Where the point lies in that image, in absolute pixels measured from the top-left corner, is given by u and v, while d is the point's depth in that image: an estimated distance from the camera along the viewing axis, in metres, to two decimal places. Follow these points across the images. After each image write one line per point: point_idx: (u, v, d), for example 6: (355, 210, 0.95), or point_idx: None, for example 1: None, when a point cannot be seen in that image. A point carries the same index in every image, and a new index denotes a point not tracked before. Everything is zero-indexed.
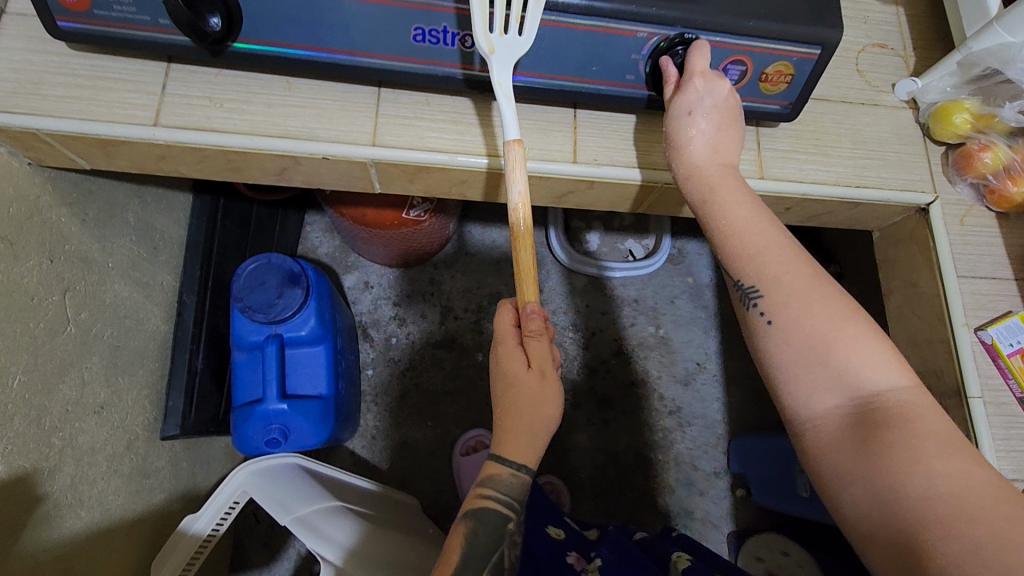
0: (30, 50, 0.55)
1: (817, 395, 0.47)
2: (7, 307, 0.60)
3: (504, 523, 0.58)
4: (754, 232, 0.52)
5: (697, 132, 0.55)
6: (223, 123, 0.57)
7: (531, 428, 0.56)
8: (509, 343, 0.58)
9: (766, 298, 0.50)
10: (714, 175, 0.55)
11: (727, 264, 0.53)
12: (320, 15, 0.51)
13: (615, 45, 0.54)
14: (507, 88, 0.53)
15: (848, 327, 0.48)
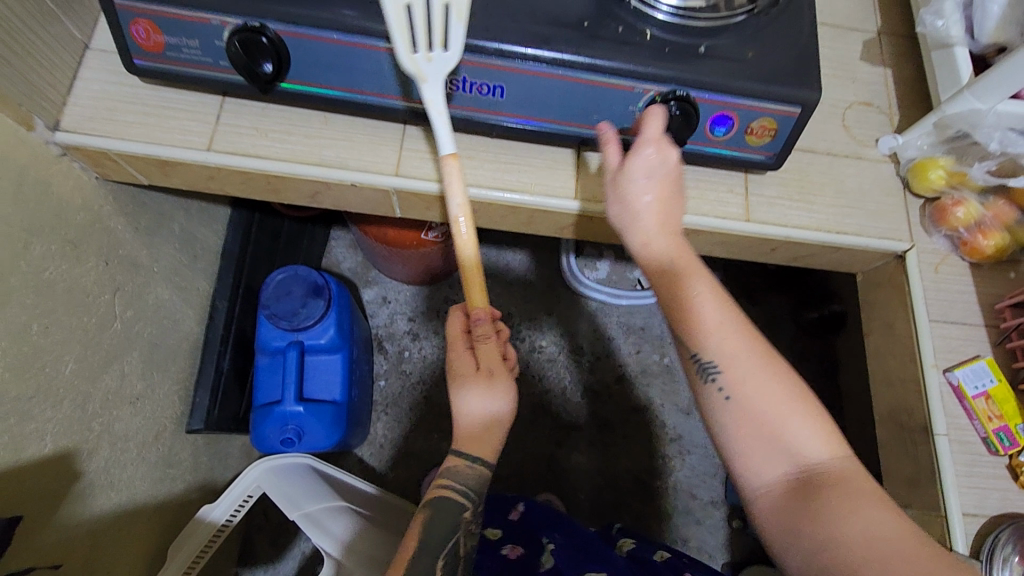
0: (108, 82, 0.64)
1: (768, 467, 0.51)
2: (69, 302, 0.68)
3: (461, 512, 0.63)
4: (709, 307, 0.55)
5: (646, 202, 0.57)
6: (266, 150, 0.65)
7: (488, 430, 0.62)
8: (459, 347, 0.64)
9: (723, 373, 0.53)
10: (666, 247, 0.57)
11: (683, 337, 0.55)
12: (357, 64, 0.59)
13: (613, 98, 0.61)
14: (440, 106, 0.58)
15: (795, 402, 0.52)
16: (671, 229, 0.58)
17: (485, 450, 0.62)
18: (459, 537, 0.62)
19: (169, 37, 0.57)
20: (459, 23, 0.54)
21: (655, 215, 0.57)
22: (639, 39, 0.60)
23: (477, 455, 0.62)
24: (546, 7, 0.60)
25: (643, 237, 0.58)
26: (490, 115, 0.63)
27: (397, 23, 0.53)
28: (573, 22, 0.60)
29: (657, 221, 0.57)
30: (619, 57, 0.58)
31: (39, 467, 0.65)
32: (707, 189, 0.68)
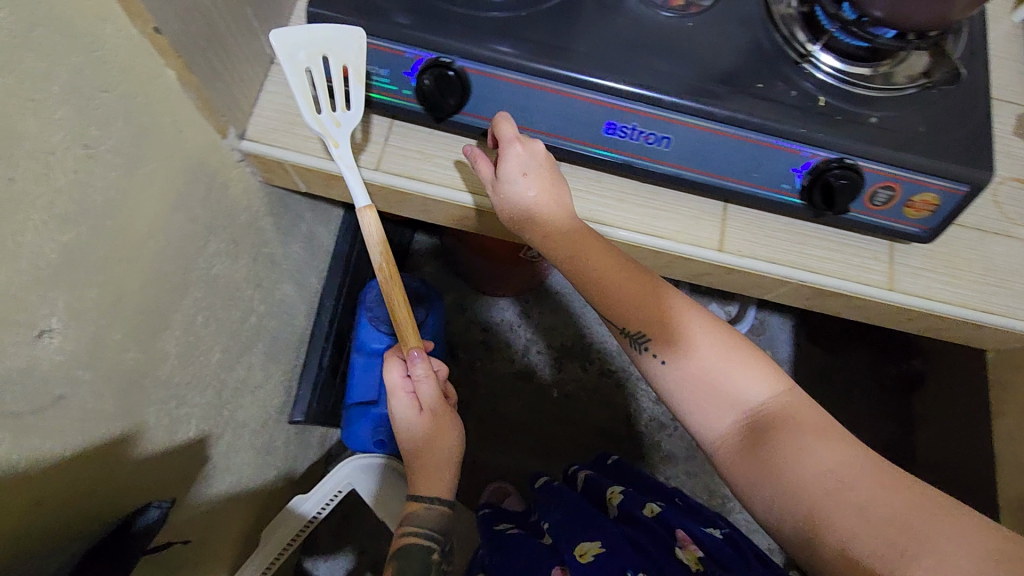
0: (290, 96, 0.68)
1: (713, 419, 0.58)
2: (225, 296, 0.73)
3: (430, 556, 0.64)
4: (627, 277, 0.61)
5: (534, 194, 0.61)
6: (429, 175, 0.68)
7: (439, 465, 0.65)
8: (400, 395, 0.66)
9: (653, 341, 0.60)
10: (574, 229, 0.62)
11: (612, 311, 0.62)
12: (533, 103, 0.62)
13: (778, 159, 0.61)
14: (348, 160, 0.62)
15: (724, 352, 0.58)
16: (558, 211, 0.62)
17: (440, 488, 0.66)
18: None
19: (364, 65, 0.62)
20: (359, 86, 0.60)
21: (546, 203, 0.62)
22: (811, 104, 0.61)
23: (435, 495, 0.65)
24: (721, 64, 0.61)
25: (536, 228, 0.62)
26: (650, 162, 0.65)
27: (300, 88, 0.58)
28: (747, 82, 0.61)
29: (551, 209, 0.62)
30: (792, 120, 0.59)
31: (183, 447, 0.69)
32: (852, 253, 0.68)
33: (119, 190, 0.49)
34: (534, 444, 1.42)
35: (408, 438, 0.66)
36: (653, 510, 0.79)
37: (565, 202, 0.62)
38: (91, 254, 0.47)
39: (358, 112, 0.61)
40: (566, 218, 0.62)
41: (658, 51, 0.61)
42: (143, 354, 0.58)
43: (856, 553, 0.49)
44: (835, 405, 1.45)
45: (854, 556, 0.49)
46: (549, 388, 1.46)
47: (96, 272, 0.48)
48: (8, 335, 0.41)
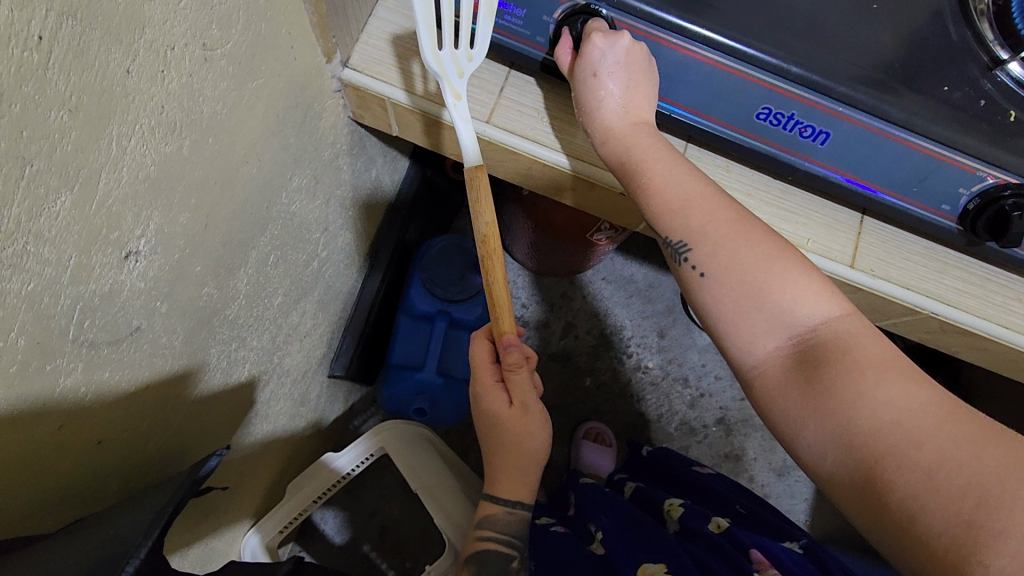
0: (402, 27, 0.61)
1: (754, 345, 0.51)
2: (297, 237, 0.67)
3: (508, 564, 0.65)
4: (679, 181, 0.55)
5: (614, 92, 0.55)
6: (544, 136, 0.62)
7: (524, 460, 0.63)
8: (488, 380, 0.60)
9: (696, 252, 0.53)
10: (641, 128, 0.57)
11: (657, 216, 0.55)
12: (680, 72, 0.55)
13: (948, 176, 0.54)
14: (462, 109, 0.55)
15: (776, 267, 0.51)
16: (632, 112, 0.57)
17: (522, 489, 0.65)
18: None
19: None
20: (488, 23, 0.53)
21: (621, 101, 0.56)
22: (999, 117, 0.53)
23: (514, 497, 0.65)
24: (905, 56, 0.53)
25: (603, 124, 0.57)
26: (797, 158, 0.58)
27: (428, 22, 0.49)
28: (932, 81, 0.53)
29: (625, 107, 0.56)
30: (976, 134, 0.52)
31: (233, 392, 0.64)
32: (994, 290, 0.62)
33: (226, 106, 0.43)
34: (561, 429, 1.37)
35: (495, 433, 0.62)
36: (720, 525, 0.72)
37: (645, 104, 0.56)
38: (188, 172, 0.41)
39: (482, 53, 0.54)
40: (643, 119, 0.57)
41: (835, 30, 0.53)
42: (216, 290, 0.52)
43: (926, 515, 0.41)
44: None
45: (922, 517, 0.41)
46: (583, 374, 1.40)
47: (190, 194, 0.42)
48: (99, 256, 0.36)
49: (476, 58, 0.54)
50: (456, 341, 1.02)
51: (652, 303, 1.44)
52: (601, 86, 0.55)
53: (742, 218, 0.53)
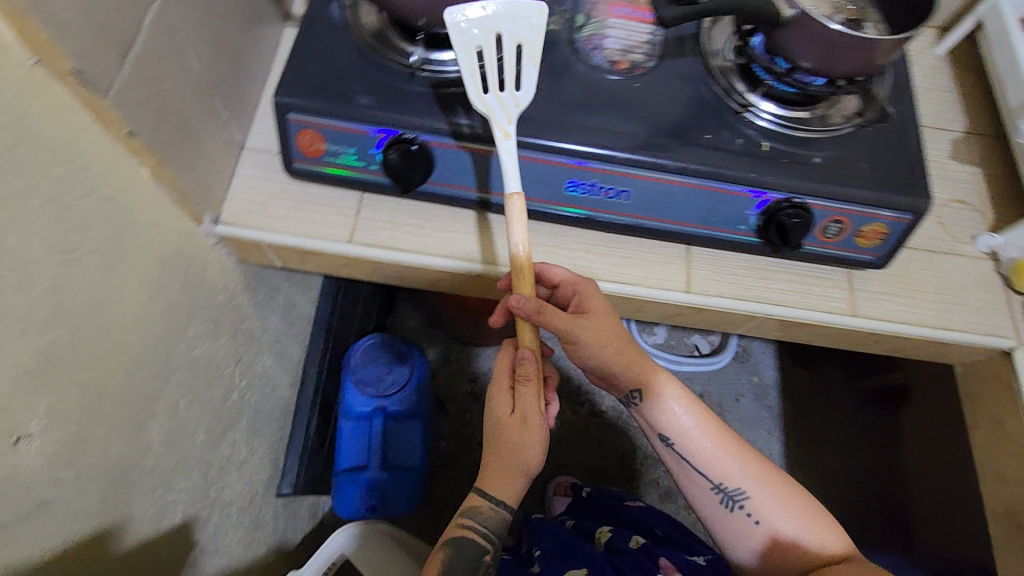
0: (263, 179, 0.70)
1: (785, 563, 0.65)
2: (207, 377, 0.73)
3: (479, 556, 0.67)
4: (725, 449, 0.67)
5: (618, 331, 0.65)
6: (401, 242, 0.70)
7: (511, 468, 0.64)
8: (504, 383, 0.66)
9: (750, 504, 0.66)
10: (676, 390, 0.68)
11: (706, 469, 0.67)
12: (497, 170, 0.65)
13: (733, 204, 0.65)
14: (508, 143, 0.60)
15: (789, 498, 0.66)
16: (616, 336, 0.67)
17: (501, 489, 0.65)
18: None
19: (330, 145, 0.64)
20: (532, 66, 0.61)
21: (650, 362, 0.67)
22: (757, 149, 0.65)
23: (498, 496, 0.65)
24: (671, 119, 0.65)
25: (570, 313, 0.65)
26: (613, 215, 0.68)
27: (468, 68, 0.59)
28: (696, 133, 0.65)
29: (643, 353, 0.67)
30: (742, 167, 0.63)
31: (169, 535, 0.68)
32: (815, 283, 0.71)
33: (99, 290, 0.51)
34: (530, 492, 1.40)
35: (494, 429, 0.65)
36: (640, 543, 0.80)
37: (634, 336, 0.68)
38: (70, 354, 0.48)
39: (527, 97, 0.60)
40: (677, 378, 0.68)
41: (609, 111, 0.65)
42: (127, 446, 0.58)
43: None
44: (833, 425, 1.42)
45: None
46: None
47: (77, 370, 0.49)
48: None
49: (522, 103, 0.60)
50: (396, 434, 1.10)
51: None
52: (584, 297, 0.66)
53: (769, 470, 0.67)
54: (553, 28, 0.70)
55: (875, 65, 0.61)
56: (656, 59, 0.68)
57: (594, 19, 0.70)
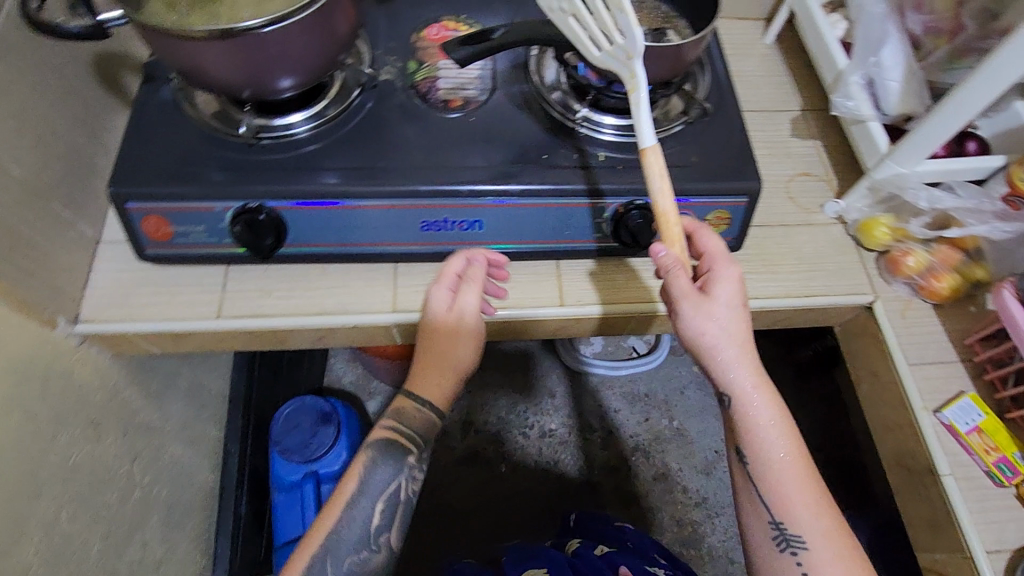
0: (123, 271, 0.70)
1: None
2: (95, 482, 0.70)
3: (403, 460, 0.66)
4: (806, 492, 0.58)
5: (737, 335, 0.58)
6: (272, 308, 0.69)
7: (442, 369, 0.66)
8: (441, 286, 0.66)
9: (807, 556, 0.57)
10: (775, 409, 0.59)
11: (778, 501, 0.58)
12: (350, 222, 0.66)
13: (583, 215, 0.68)
14: (642, 98, 0.58)
15: (850, 562, 0.57)
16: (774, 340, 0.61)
17: (433, 391, 0.66)
18: (398, 480, 0.65)
19: (178, 226, 0.64)
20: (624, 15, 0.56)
21: (761, 375, 0.59)
22: (594, 162, 0.68)
23: (426, 396, 0.66)
24: (509, 147, 0.68)
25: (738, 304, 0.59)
26: (474, 245, 0.70)
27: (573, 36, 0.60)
28: (536, 155, 0.67)
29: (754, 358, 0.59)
30: (583, 180, 0.66)
31: None
32: None
33: None
34: (491, 527, 1.37)
35: (430, 324, 0.66)
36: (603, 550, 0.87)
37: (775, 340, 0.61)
38: None
39: (638, 47, 0.56)
40: (780, 402, 0.59)
41: (449, 149, 0.67)
42: None
43: None
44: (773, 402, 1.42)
45: None
46: (495, 465, 1.43)
47: None
48: None
49: (635, 53, 0.57)
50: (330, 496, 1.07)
51: (530, 369, 1.53)
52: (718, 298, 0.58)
53: (842, 533, 0.58)
54: (387, 77, 0.72)
55: (681, 61, 0.64)
56: (488, 92, 0.71)
57: (425, 63, 0.73)
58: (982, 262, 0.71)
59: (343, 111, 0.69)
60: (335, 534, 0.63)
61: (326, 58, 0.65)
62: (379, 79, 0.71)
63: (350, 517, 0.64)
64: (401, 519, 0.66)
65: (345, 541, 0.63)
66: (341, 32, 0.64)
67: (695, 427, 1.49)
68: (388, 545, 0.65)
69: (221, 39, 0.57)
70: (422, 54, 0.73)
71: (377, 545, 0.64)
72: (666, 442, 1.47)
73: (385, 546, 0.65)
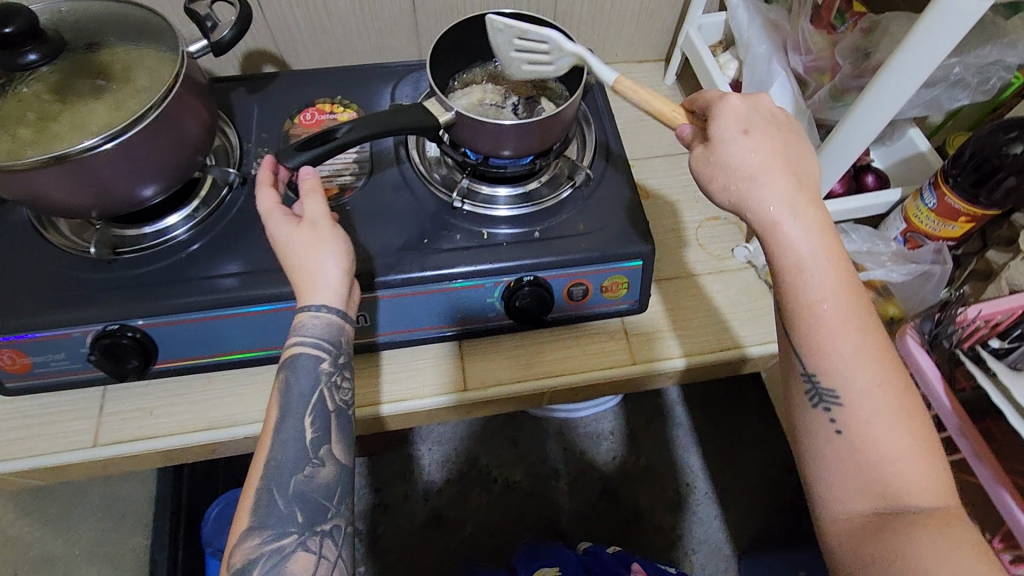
0: None
1: (854, 480, 0.45)
2: None
3: (316, 367, 0.54)
4: (860, 334, 0.46)
5: (758, 157, 0.49)
6: (154, 428, 0.64)
7: (311, 279, 0.53)
8: (277, 216, 0.54)
9: (844, 406, 0.46)
10: (822, 234, 0.48)
11: (821, 347, 0.47)
12: (224, 330, 0.62)
13: (473, 296, 0.65)
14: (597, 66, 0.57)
15: (908, 419, 0.45)
16: (811, 162, 0.51)
17: (332, 297, 0.54)
18: (320, 388, 0.53)
19: (35, 355, 0.60)
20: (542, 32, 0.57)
21: (800, 194, 0.49)
22: (478, 240, 0.65)
23: (322, 302, 0.54)
24: (390, 233, 0.65)
25: (744, 126, 0.50)
26: (366, 339, 0.67)
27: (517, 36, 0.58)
28: (417, 240, 0.64)
29: (790, 177, 0.49)
30: (466, 262, 0.63)
31: None
32: (592, 340, 0.71)
33: None
34: None
35: (288, 255, 0.54)
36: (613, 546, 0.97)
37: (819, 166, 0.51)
38: None
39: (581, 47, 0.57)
40: (830, 228, 0.48)
41: None
42: None
43: None
44: None
45: None
46: (460, 526, 1.34)
47: None
48: None
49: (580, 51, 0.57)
50: None
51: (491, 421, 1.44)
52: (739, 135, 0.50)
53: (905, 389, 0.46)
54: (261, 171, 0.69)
55: (550, 134, 0.61)
56: (364, 177, 0.69)
57: None
58: (893, 299, 0.67)
59: (210, 213, 0.66)
60: (272, 461, 0.51)
61: (183, 163, 0.61)
62: (250, 173, 0.69)
63: (283, 439, 0.52)
64: (340, 429, 0.54)
65: (283, 464, 0.51)
66: (194, 135, 0.61)
67: (664, 463, 1.41)
68: (334, 458, 0.53)
69: (55, 165, 0.53)
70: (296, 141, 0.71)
71: (320, 459, 0.52)
72: (637, 482, 1.39)
73: (330, 458, 0.53)
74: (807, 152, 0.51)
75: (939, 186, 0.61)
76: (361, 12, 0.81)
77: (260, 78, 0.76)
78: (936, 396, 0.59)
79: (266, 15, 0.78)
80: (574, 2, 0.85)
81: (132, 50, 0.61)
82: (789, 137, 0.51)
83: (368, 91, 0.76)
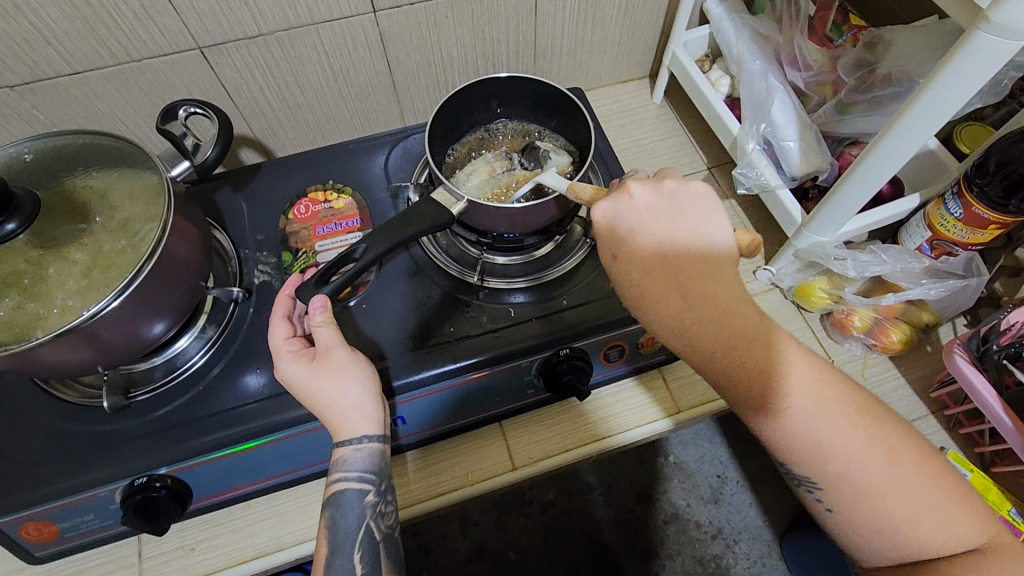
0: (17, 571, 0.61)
1: (866, 549, 0.45)
2: None
3: (362, 501, 0.50)
4: (820, 422, 0.44)
5: (650, 281, 0.45)
6: (199, 566, 0.61)
7: (343, 413, 0.49)
8: (286, 355, 0.50)
9: (829, 491, 0.45)
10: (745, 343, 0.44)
11: (784, 447, 0.45)
12: (258, 460, 0.60)
13: (507, 378, 0.62)
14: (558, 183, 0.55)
15: (899, 479, 0.43)
16: (706, 257, 0.45)
17: (370, 425, 0.50)
18: (368, 524, 0.50)
19: (62, 522, 0.57)
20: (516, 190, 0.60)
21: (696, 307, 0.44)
22: (504, 318, 0.62)
23: (362, 434, 0.50)
24: (412, 326, 0.62)
25: (612, 250, 0.46)
26: (405, 437, 0.64)
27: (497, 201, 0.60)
28: (440, 330, 0.62)
29: (677, 292, 0.44)
30: (502, 345, 0.60)
31: None
32: (633, 392, 0.70)
33: None
34: None
35: (310, 395, 0.49)
36: None
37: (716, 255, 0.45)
38: None
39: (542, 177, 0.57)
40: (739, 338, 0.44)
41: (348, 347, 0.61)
42: None
43: None
44: None
45: None
46: (502, 554, 1.27)
47: None
48: None
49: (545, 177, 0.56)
50: None
51: None
52: (631, 259, 0.46)
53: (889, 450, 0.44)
54: (263, 279, 0.65)
55: (566, 204, 0.59)
56: (373, 269, 0.65)
57: (300, 249, 0.66)
58: (926, 305, 0.68)
59: (220, 332, 0.62)
60: None
61: (187, 292, 0.58)
62: (253, 283, 0.65)
63: None
64: (391, 558, 0.51)
65: None
66: (193, 258, 0.58)
67: None
68: None
69: (63, 337, 0.49)
70: (295, 239, 0.67)
71: None
72: (667, 479, 1.31)
73: None
74: (698, 243, 0.46)
75: (964, 195, 0.60)
76: (334, 82, 0.76)
77: (243, 171, 0.72)
78: (994, 414, 0.57)
79: (237, 101, 0.74)
80: (553, 37, 0.82)
81: (107, 180, 0.56)
82: (668, 237, 0.45)
83: (358, 168, 0.73)
